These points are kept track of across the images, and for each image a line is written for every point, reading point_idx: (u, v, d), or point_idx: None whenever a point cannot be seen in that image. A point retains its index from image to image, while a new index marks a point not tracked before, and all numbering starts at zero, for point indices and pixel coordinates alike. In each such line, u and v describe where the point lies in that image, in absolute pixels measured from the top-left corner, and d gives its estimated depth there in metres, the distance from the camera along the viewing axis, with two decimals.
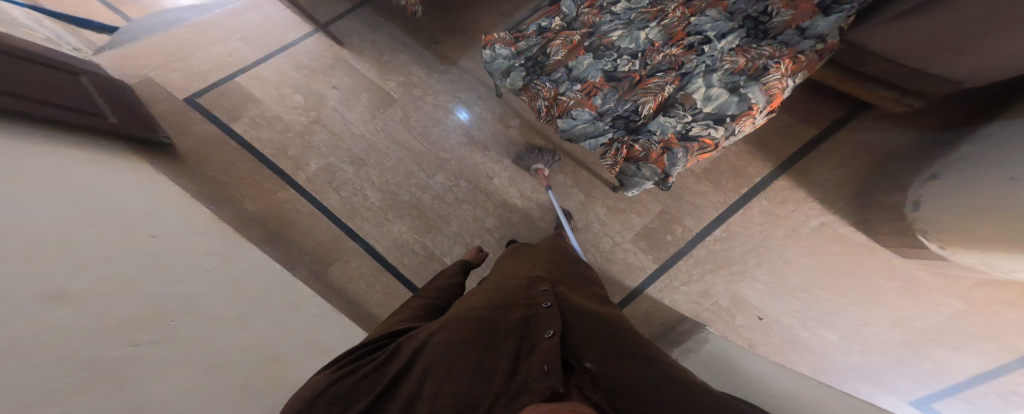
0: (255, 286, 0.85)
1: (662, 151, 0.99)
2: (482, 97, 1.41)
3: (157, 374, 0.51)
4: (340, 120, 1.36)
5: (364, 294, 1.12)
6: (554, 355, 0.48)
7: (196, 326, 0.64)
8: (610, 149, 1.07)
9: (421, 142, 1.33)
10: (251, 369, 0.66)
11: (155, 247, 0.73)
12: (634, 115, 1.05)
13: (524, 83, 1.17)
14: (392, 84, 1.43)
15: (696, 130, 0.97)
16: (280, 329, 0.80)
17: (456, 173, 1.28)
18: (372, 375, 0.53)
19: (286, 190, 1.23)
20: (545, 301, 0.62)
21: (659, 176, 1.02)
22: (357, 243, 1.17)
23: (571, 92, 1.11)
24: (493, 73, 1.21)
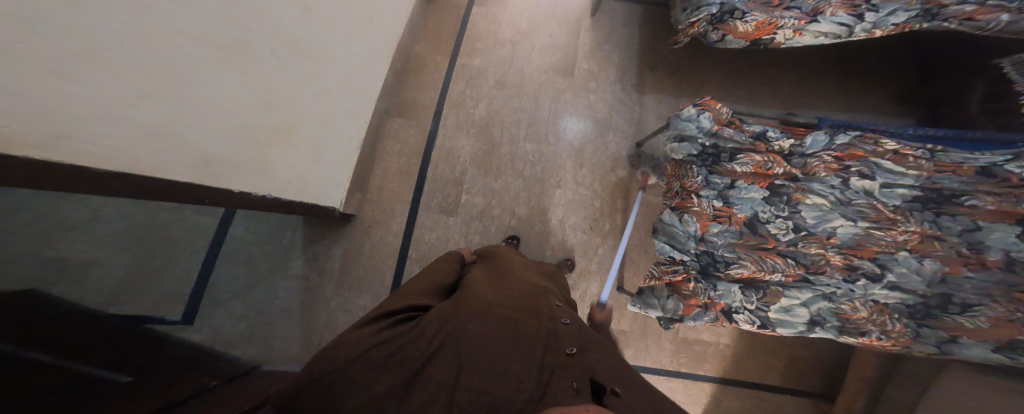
0: (353, 106, 1.02)
1: (697, 306, 0.88)
2: (624, 134, 1.37)
3: (240, 100, 0.62)
4: (526, 52, 1.43)
5: (390, 154, 1.18)
6: (581, 375, 0.50)
7: (297, 95, 0.78)
8: (673, 265, 0.92)
9: (548, 112, 1.36)
10: (294, 149, 0.81)
11: (338, 36, 0.89)
12: (721, 266, 0.89)
13: (684, 159, 0.97)
14: (584, 65, 1.46)
15: (741, 318, 0.88)
16: (328, 143, 0.94)
17: (541, 156, 1.29)
18: (407, 336, 0.50)
19: (444, 59, 1.36)
20: (563, 318, 0.62)
21: (670, 316, 0.91)
22: (431, 123, 1.24)
23: (709, 203, 0.91)
24: (671, 128, 0.99)
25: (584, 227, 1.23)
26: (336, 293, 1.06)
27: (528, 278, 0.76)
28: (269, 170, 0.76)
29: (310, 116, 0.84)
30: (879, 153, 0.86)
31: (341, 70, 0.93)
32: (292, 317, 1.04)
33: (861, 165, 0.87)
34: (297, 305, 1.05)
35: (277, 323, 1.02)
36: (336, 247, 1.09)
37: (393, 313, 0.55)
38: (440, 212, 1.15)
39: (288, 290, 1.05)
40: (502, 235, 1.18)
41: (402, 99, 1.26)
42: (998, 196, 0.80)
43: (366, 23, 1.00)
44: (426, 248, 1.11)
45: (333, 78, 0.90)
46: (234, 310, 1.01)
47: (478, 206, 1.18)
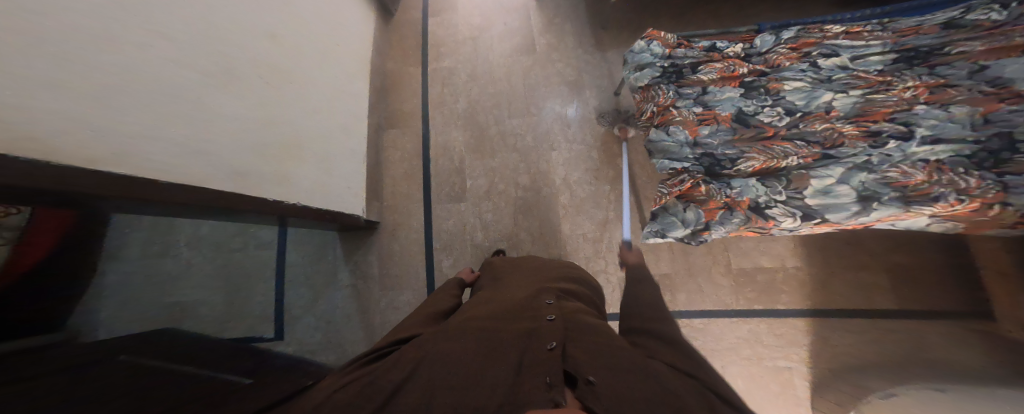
0: (350, 126, 1.11)
1: (719, 209, 0.82)
2: (601, 88, 1.44)
3: (250, 130, 0.70)
4: (489, 43, 1.51)
5: (390, 163, 1.24)
6: (555, 369, 0.48)
7: (299, 124, 0.87)
8: (677, 177, 0.87)
9: (524, 89, 1.43)
10: (306, 172, 0.88)
11: (321, 69, 1.00)
12: (728, 164, 0.84)
13: (650, 82, 0.98)
14: (544, 41, 1.54)
15: (777, 211, 0.77)
16: (337, 163, 1.02)
17: (530, 129, 1.35)
18: (378, 373, 0.52)
19: (418, 69, 1.41)
20: (549, 315, 0.61)
21: (694, 228, 0.84)
22: (420, 125, 1.30)
23: (688, 112, 0.90)
24: (628, 64, 1.03)
25: (589, 179, 1.28)
26: (384, 293, 1.10)
27: (525, 285, 0.77)
28: (291, 188, 0.82)
29: (310, 135, 0.91)
30: (831, 36, 0.87)
31: (327, 92, 1.01)
32: (355, 323, 1.08)
33: (820, 48, 0.86)
34: (356, 311, 1.08)
35: (342, 330, 1.06)
36: (370, 253, 1.13)
37: (379, 353, 0.59)
38: (451, 200, 1.20)
39: (344, 299, 1.09)
40: (514, 207, 1.23)
41: (389, 113, 1.32)
42: (979, 41, 0.74)
43: (332, 46, 1.08)
44: (447, 237, 1.16)
45: (325, 103, 1.00)
46: (310, 324, 1.05)
47: (484, 186, 1.24)
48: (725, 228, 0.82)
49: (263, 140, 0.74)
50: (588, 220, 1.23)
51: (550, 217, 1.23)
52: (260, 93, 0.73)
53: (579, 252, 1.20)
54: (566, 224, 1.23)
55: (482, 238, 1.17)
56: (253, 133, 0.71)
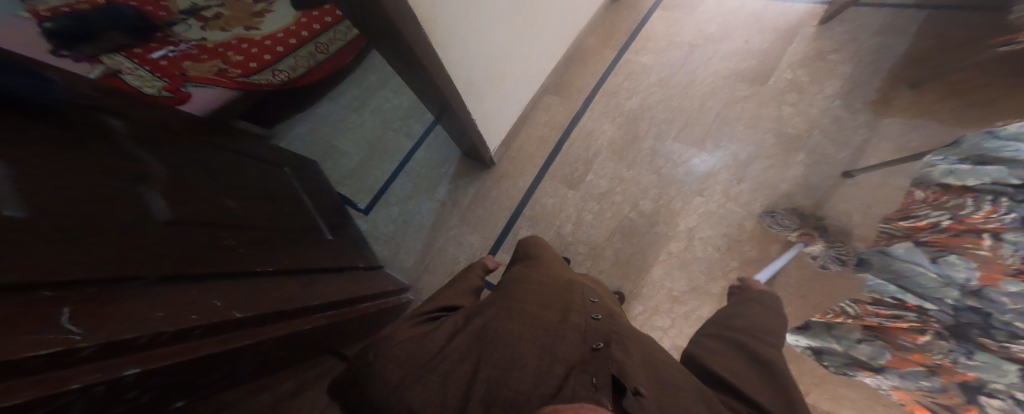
0: (531, 77, 1.22)
1: (919, 365, 0.65)
2: (815, 162, 1.12)
3: (482, 20, 0.85)
4: (710, 54, 1.31)
5: (537, 123, 1.31)
6: (603, 371, 0.44)
7: (509, 46, 1.01)
8: (891, 309, 0.73)
9: (715, 117, 1.22)
10: (487, 81, 1.01)
11: (550, 22, 1.14)
12: (999, 336, 0.58)
13: (977, 185, 0.68)
14: (784, 78, 1.24)
15: (993, 404, 0.56)
16: (507, 93, 1.14)
17: (688, 160, 1.17)
18: (425, 333, 0.53)
19: (613, 53, 1.37)
20: (597, 313, 0.56)
21: (853, 358, 0.76)
22: (581, 103, 1.30)
23: (1016, 252, 0.59)
24: (963, 147, 0.75)
25: (719, 244, 1.07)
26: (459, 225, 1.21)
27: (564, 272, 0.72)
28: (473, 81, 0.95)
29: (508, 59, 1.04)
30: None
31: (541, 41, 1.15)
32: (422, 234, 1.22)
33: None
34: (429, 224, 1.22)
35: (409, 235, 1.22)
36: (471, 186, 1.25)
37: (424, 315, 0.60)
38: (563, 183, 1.20)
39: (428, 210, 1.24)
40: (615, 223, 1.13)
41: (562, 81, 1.36)
42: None
43: (569, 13, 1.21)
44: (540, 211, 1.19)
45: (532, 50, 1.13)
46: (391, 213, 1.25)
47: (601, 187, 1.18)
48: (897, 381, 0.68)
49: (489, 64, 0.98)
50: (685, 278, 1.05)
51: (648, 252, 1.09)
52: (508, 30, 0.96)
53: (648, 302, 1.05)
54: (654, 268, 1.07)
55: (568, 232, 1.15)
56: (487, 55, 0.95)
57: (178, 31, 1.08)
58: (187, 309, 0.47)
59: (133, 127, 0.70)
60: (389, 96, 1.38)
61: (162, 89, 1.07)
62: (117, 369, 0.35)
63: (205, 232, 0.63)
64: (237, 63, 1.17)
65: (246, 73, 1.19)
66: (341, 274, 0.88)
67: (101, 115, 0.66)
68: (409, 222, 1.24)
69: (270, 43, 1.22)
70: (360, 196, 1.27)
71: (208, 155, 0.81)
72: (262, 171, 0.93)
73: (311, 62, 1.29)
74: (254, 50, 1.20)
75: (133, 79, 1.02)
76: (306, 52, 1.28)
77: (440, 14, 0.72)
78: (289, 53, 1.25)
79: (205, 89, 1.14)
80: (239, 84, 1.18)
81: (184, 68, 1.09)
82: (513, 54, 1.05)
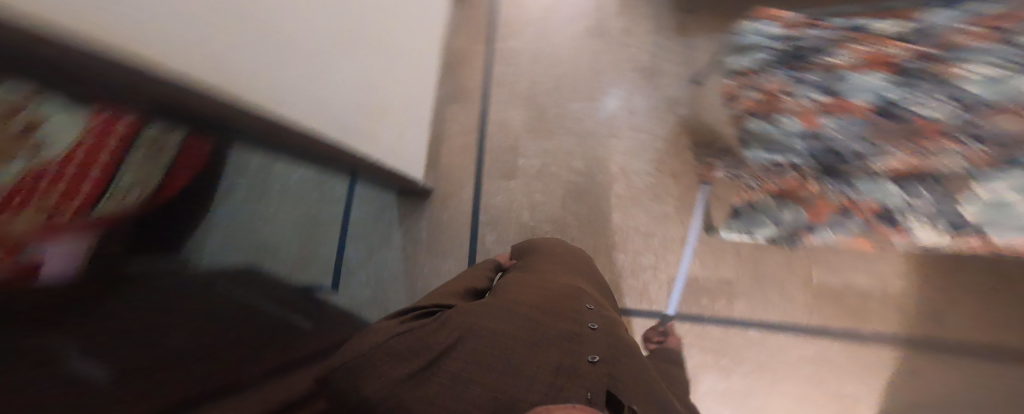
0: (412, 93, 1.16)
1: (832, 212, 0.92)
2: (672, 77, 1.33)
3: (332, 59, 0.76)
4: (556, 23, 1.47)
5: (450, 135, 1.28)
6: (599, 387, 0.48)
7: (374, 75, 0.94)
8: (778, 171, 1.00)
9: (590, 74, 1.39)
10: (366, 116, 0.92)
11: (402, 40, 1.10)
12: (852, 159, 0.91)
13: (761, 69, 1.11)
14: (615, 24, 1.46)
15: (913, 220, 0.84)
16: (397, 124, 1.08)
17: (591, 112, 1.31)
18: (422, 330, 0.50)
19: (481, 47, 1.42)
20: (592, 322, 0.59)
21: (789, 232, 0.99)
22: (478, 101, 1.32)
23: (802, 99, 1.02)
24: (744, 50, 1.20)
25: (649, 171, 1.19)
26: (429, 259, 1.13)
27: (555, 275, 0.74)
28: (348, 131, 0.85)
29: (377, 90, 0.96)
30: None
31: (401, 58, 1.09)
32: (401, 283, 1.09)
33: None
34: (402, 271, 1.10)
35: (388, 282, 1.06)
36: (421, 219, 1.18)
37: (418, 310, 0.57)
38: (502, 177, 1.21)
39: (393, 259, 1.11)
40: (563, 191, 1.19)
41: (452, 87, 1.36)
42: None
43: (413, 21, 1.17)
44: (495, 213, 1.17)
45: (399, 70, 1.08)
46: None
47: (535, 166, 1.22)
48: (831, 234, 0.94)
49: (357, 101, 0.88)
50: (642, 211, 1.15)
51: (601, 205, 1.18)
52: (360, 61, 0.87)
53: (626, 243, 1.13)
54: (612, 213, 1.17)
55: (527, 218, 1.16)
56: (349, 92, 0.84)
57: None
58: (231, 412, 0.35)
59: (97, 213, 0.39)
60: None
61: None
62: None
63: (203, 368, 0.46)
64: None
65: None
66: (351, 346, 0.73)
67: None
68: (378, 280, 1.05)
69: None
70: None
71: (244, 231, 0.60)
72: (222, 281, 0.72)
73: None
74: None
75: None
76: None
77: (278, 70, 0.60)
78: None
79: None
80: None
81: None
82: (379, 81, 0.97)
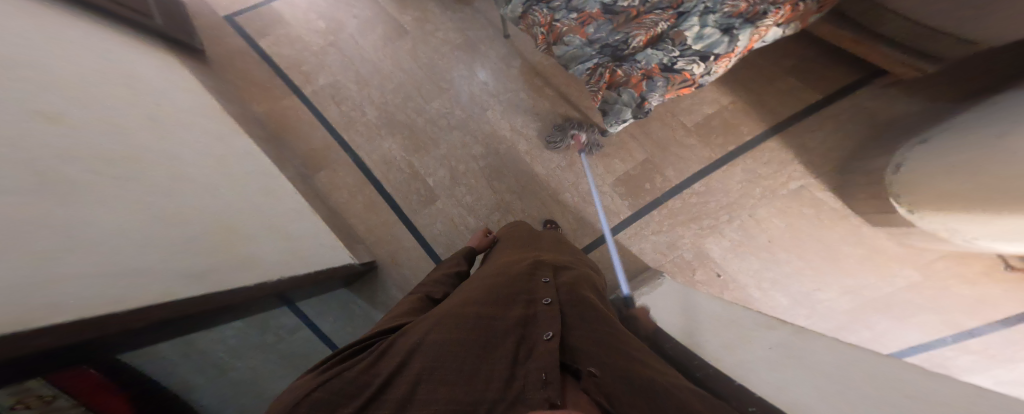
0: (253, 182, 0.91)
1: (642, 78, 0.96)
2: (489, 37, 1.39)
3: (108, 215, 0.52)
4: (354, 45, 1.38)
5: (345, 203, 1.15)
6: (552, 366, 0.40)
7: (184, 195, 0.69)
8: (595, 76, 1.01)
9: (423, 71, 1.34)
10: (212, 242, 0.68)
11: (183, 133, 0.82)
12: (623, 44, 1.02)
13: (523, 10, 1.12)
14: (407, 17, 1.43)
15: (683, 63, 0.97)
16: (262, 222, 0.84)
17: (452, 102, 1.29)
18: (355, 373, 0.39)
19: (300, 107, 1.30)
20: (546, 297, 0.52)
21: (631, 105, 0.99)
22: (346, 154, 1.20)
23: (565, 22, 1.06)
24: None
25: (533, 118, 1.26)
26: None
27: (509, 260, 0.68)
28: (207, 275, 0.63)
29: (200, 206, 0.71)
30: None
31: (202, 152, 0.82)
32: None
33: None
34: None
35: None
36: (390, 290, 1.07)
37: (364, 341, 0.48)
38: (424, 204, 1.14)
39: None
40: (485, 179, 1.18)
41: (302, 159, 1.20)
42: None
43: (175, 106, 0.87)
44: (446, 239, 1.11)
45: (212, 168, 0.82)
46: None
47: (446, 175, 1.18)
48: (656, 94, 0.97)
49: (186, 236, 0.63)
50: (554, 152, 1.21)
51: (523, 168, 1.19)
52: (150, 193, 0.62)
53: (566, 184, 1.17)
54: (537, 169, 1.19)
55: (475, 221, 1.13)
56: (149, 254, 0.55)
57: None
58: None
59: None
60: None
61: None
62: None
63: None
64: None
65: None
66: None
67: None
68: None
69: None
70: None
71: None
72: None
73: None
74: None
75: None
76: None
77: (31, 293, 0.37)
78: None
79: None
80: None
81: None
82: (197, 193, 0.72)
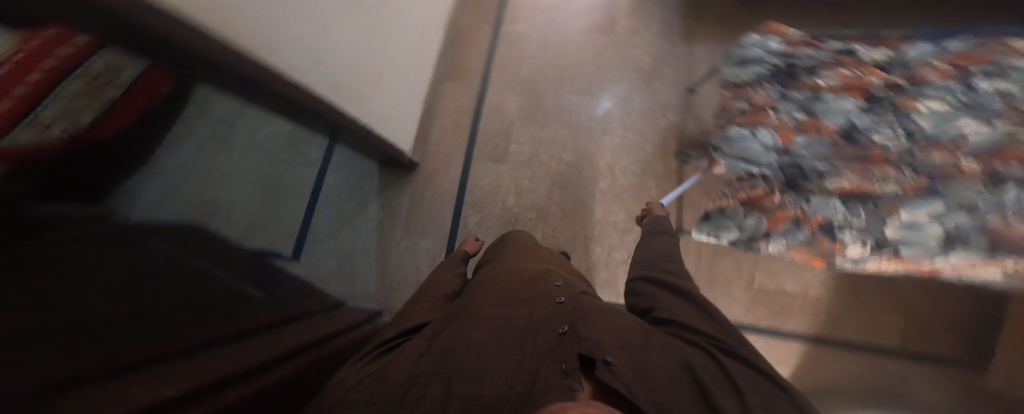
0: (409, 59, 1.11)
1: (788, 223, 0.98)
2: (665, 87, 1.39)
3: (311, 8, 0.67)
4: (566, 15, 1.46)
5: (443, 112, 1.28)
6: (569, 356, 0.54)
7: (365, 35, 0.87)
8: (748, 181, 1.06)
9: (592, 70, 1.39)
10: (349, 75, 0.85)
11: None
12: (813, 175, 0.98)
13: (749, 81, 1.19)
14: (625, 25, 1.48)
15: (845, 235, 0.92)
16: (389, 89, 1.03)
17: (586, 106, 1.30)
18: (395, 361, 0.55)
19: (490, 29, 1.41)
20: (559, 296, 0.66)
21: (753, 236, 1.02)
22: (478, 83, 1.32)
23: (788, 117, 1.07)
24: (738, 58, 1.26)
25: (635, 170, 1.22)
26: (407, 235, 1.13)
27: (516, 266, 0.75)
28: (332, 91, 0.80)
29: (366, 48, 0.89)
30: (905, 111, 0.95)
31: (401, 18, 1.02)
32: (369, 261, 1.08)
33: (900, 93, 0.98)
34: (374, 247, 1.10)
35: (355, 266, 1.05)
36: (403, 193, 1.17)
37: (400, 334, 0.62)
38: (491, 160, 1.22)
39: (366, 233, 1.09)
40: (550, 181, 1.21)
41: (452, 66, 1.34)
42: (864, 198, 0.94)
43: None
44: (480, 194, 1.18)
45: (399, 36, 1.04)
46: None
47: (526, 154, 1.23)
48: (786, 242, 0.99)
49: (345, 58, 0.82)
50: (621, 208, 1.19)
51: (585, 198, 1.20)
52: (351, 16, 0.80)
53: (603, 238, 1.16)
54: (594, 209, 1.19)
55: (513, 203, 1.18)
56: (348, 52, 0.83)
57: None
58: None
59: None
60: None
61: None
62: None
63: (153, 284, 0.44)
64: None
65: None
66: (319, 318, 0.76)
67: None
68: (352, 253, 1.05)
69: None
70: None
71: None
72: (100, 256, 0.34)
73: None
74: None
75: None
76: None
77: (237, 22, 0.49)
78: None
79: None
80: None
81: None
82: (374, 40, 0.92)
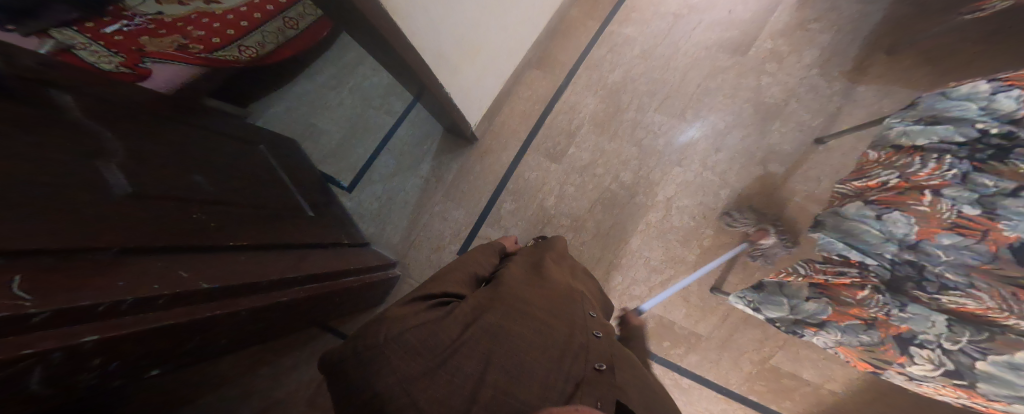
0: (506, 42, 1.16)
1: (858, 319, 0.66)
2: (783, 131, 1.14)
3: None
4: (692, 24, 1.29)
5: (522, 97, 1.31)
6: (610, 395, 0.41)
7: (477, 19, 0.96)
8: (837, 266, 0.71)
9: (694, 91, 1.23)
10: (454, 53, 0.97)
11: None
12: (931, 287, 0.66)
13: (926, 146, 0.67)
14: (764, 46, 1.23)
15: (921, 354, 0.62)
16: (481, 67, 1.12)
17: (668, 129, 1.20)
18: (440, 320, 0.46)
19: (596, 24, 1.36)
20: (598, 330, 0.53)
21: (797, 317, 0.72)
22: (564, 77, 1.31)
23: (951, 207, 0.64)
24: (915, 109, 0.70)
25: (695, 213, 1.11)
26: (443, 201, 1.24)
27: (558, 278, 0.65)
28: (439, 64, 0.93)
29: (475, 31, 0.99)
30: None
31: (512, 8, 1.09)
32: (407, 210, 1.25)
33: None
34: (413, 201, 1.25)
35: (394, 212, 1.25)
36: (454, 163, 1.27)
37: (431, 298, 0.52)
38: (546, 157, 1.22)
39: (413, 187, 1.27)
40: (597, 195, 1.16)
41: (546, 54, 1.35)
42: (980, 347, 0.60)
43: None
44: (523, 185, 1.21)
45: (504, 22, 1.10)
46: (376, 193, 1.28)
47: (583, 160, 1.20)
48: (839, 337, 0.68)
49: (455, 38, 0.93)
50: (662, 247, 1.10)
51: (627, 223, 1.13)
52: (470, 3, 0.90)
53: (628, 269, 1.10)
54: (630, 236, 1.12)
55: (550, 205, 1.17)
56: (456, 27, 0.91)
57: (131, 6, 1.17)
58: (153, 279, 0.45)
59: (87, 103, 0.63)
60: (367, 73, 1.42)
61: (119, 65, 1.05)
62: (75, 335, 0.34)
63: (177, 208, 0.61)
64: (198, 38, 1.18)
65: (208, 49, 1.19)
66: (324, 251, 0.90)
67: (50, 91, 0.59)
68: (394, 199, 1.26)
69: (233, 20, 1.24)
70: (342, 175, 1.31)
71: (179, 133, 0.78)
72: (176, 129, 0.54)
73: (282, 38, 1.30)
74: (218, 27, 1.23)
75: (88, 55, 1.01)
76: (276, 28, 1.30)
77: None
78: (256, 29, 1.27)
79: (166, 64, 1.10)
80: (204, 59, 1.16)
81: (142, 43, 1.11)
82: (483, 23, 1.00)
